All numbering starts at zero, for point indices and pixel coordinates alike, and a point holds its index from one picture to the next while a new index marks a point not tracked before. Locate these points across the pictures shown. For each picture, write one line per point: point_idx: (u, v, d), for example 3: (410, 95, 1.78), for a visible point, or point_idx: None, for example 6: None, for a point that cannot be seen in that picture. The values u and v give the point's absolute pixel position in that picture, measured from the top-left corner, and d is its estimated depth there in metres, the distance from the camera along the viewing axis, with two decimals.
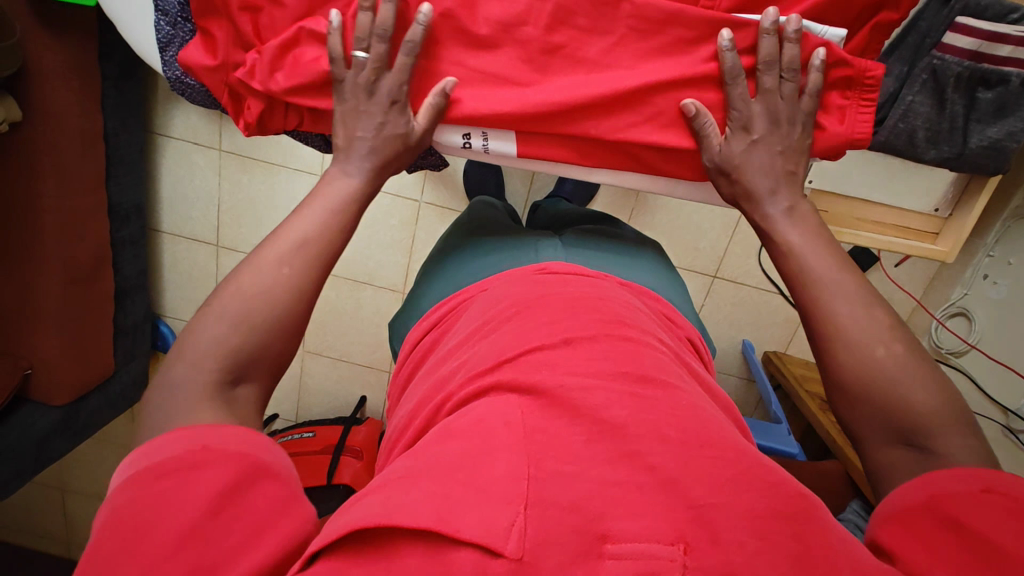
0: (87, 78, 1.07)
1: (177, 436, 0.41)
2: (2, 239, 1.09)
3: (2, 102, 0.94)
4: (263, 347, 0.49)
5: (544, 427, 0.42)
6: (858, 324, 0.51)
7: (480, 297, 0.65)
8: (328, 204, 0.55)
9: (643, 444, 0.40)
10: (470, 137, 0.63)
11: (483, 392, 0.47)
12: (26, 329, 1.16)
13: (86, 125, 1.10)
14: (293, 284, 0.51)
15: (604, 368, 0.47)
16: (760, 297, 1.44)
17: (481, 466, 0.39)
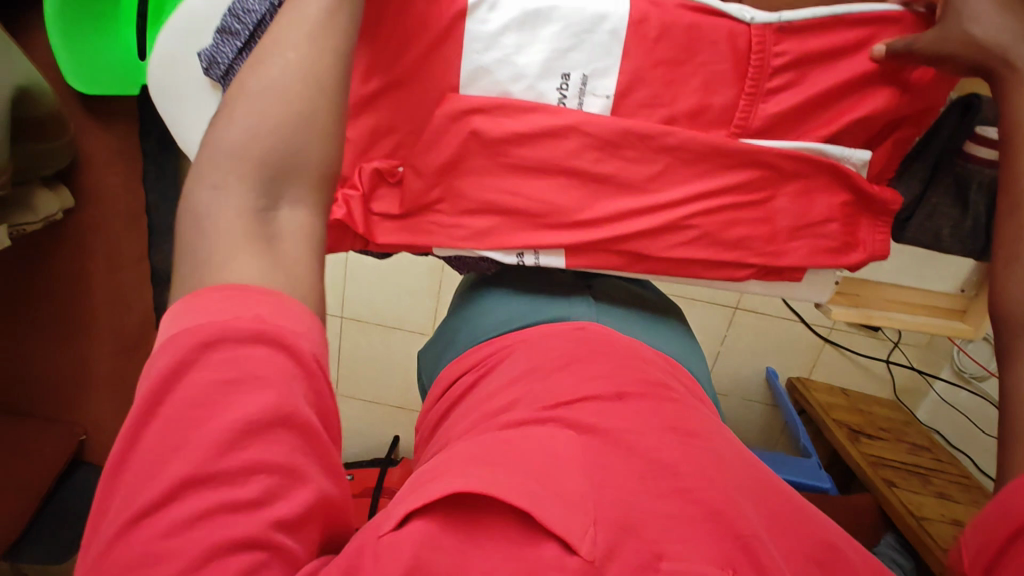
0: (129, 159, 1.12)
1: (220, 294, 0.36)
2: (55, 318, 1.13)
3: (56, 193, 1.00)
4: (295, 145, 0.41)
5: (601, 461, 0.45)
6: None
7: (520, 346, 0.64)
8: (312, 20, 0.43)
9: (692, 480, 0.44)
10: (523, 255, 0.60)
11: (541, 421, 0.49)
12: (81, 398, 1.21)
13: (130, 202, 1.15)
14: (308, 68, 0.42)
15: (651, 422, 0.49)
16: (782, 325, 1.48)
17: (553, 478, 0.42)
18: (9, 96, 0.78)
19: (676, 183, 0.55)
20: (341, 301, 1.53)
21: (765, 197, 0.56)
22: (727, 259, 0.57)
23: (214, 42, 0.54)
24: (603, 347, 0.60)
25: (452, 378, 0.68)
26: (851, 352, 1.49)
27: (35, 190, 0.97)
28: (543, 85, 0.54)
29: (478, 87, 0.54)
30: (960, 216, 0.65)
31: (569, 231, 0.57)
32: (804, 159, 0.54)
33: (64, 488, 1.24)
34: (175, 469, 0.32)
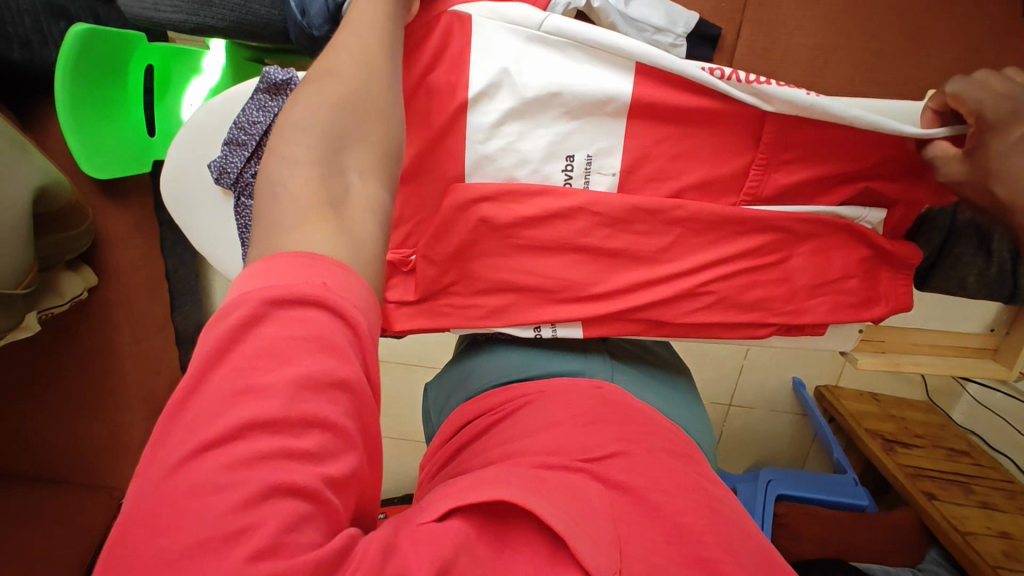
0: (147, 231, 1.15)
1: (297, 260, 0.33)
2: (87, 390, 1.16)
3: (79, 273, 1.04)
4: (357, 127, 0.39)
5: (629, 521, 0.45)
6: None
7: (541, 397, 0.63)
8: (380, 21, 0.45)
9: (716, 549, 0.43)
10: (540, 329, 0.60)
11: (577, 469, 0.50)
12: (117, 464, 1.24)
13: (150, 271, 1.18)
14: (368, 60, 0.42)
15: (678, 479, 0.49)
16: None
17: (587, 518, 0.43)
18: (30, 197, 0.80)
19: (689, 252, 0.57)
20: None
21: (780, 258, 0.57)
22: (744, 320, 0.58)
23: (221, 153, 0.56)
24: (620, 405, 0.59)
25: (463, 420, 0.67)
26: None
27: (60, 273, 1.00)
28: (551, 166, 0.56)
29: (486, 174, 0.56)
30: (983, 264, 0.60)
31: (587, 305, 0.58)
32: (816, 220, 0.56)
33: None
34: (247, 411, 0.29)
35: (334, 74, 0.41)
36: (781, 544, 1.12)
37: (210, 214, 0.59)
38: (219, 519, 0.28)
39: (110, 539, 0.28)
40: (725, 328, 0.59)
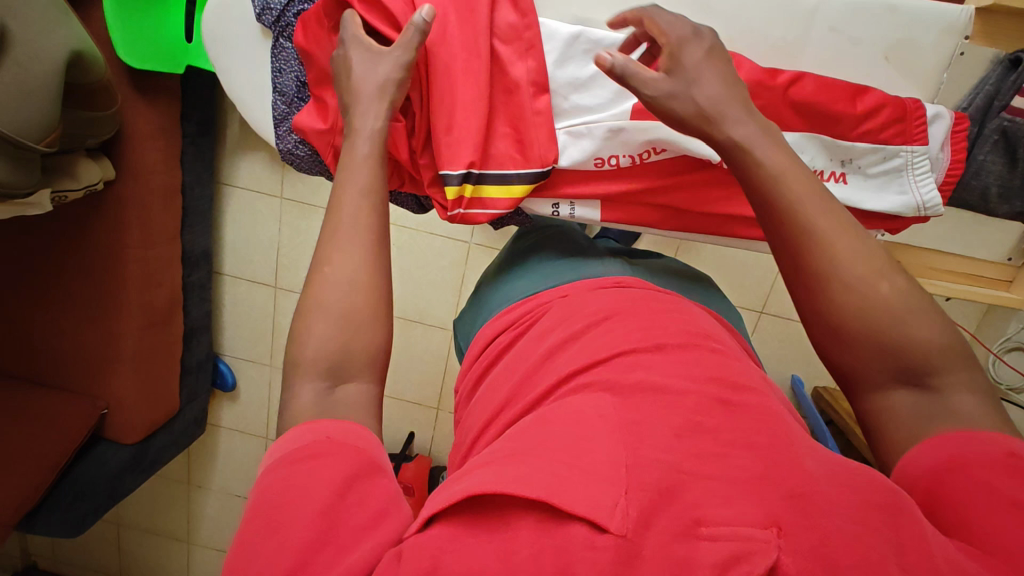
0: (171, 137, 1.16)
1: (303, 430, 0.43)
2: (87, 289, 1.15)
3: (98, 161, 1.04)
4: (345, 347, 0.45)
5: (634, 418, 0.41)
6: (853, 265, 0.44)
7: (558, 304, 0.62)
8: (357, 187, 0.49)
9: (732, 444, 0.39)
10: (558, 206, 0.60)
11: (576, 391, 0.47)
12: (105, 371, 1.22)
13: (169, 180, 1.19)
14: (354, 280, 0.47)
15: (691, 374, 0.46)
16: (808, 331, 1.44)
17: (580, 447, 0.40)
18: (65, 58, 0.80)
19: None
20: None
21: None
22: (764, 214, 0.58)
23: None
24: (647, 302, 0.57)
25: (490, 333, 0.68)
26: None
27: (81, 159, 1.01)
28: (581, 54, 0.57)
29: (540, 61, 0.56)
30: (1006, 171, 0.66)
31: (611, 182, 0.58)
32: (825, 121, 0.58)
33: (82, 462, 1.26)
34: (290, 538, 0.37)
35: (339, 250, 0.47)
36: None
37: (247, 54, 0.62)
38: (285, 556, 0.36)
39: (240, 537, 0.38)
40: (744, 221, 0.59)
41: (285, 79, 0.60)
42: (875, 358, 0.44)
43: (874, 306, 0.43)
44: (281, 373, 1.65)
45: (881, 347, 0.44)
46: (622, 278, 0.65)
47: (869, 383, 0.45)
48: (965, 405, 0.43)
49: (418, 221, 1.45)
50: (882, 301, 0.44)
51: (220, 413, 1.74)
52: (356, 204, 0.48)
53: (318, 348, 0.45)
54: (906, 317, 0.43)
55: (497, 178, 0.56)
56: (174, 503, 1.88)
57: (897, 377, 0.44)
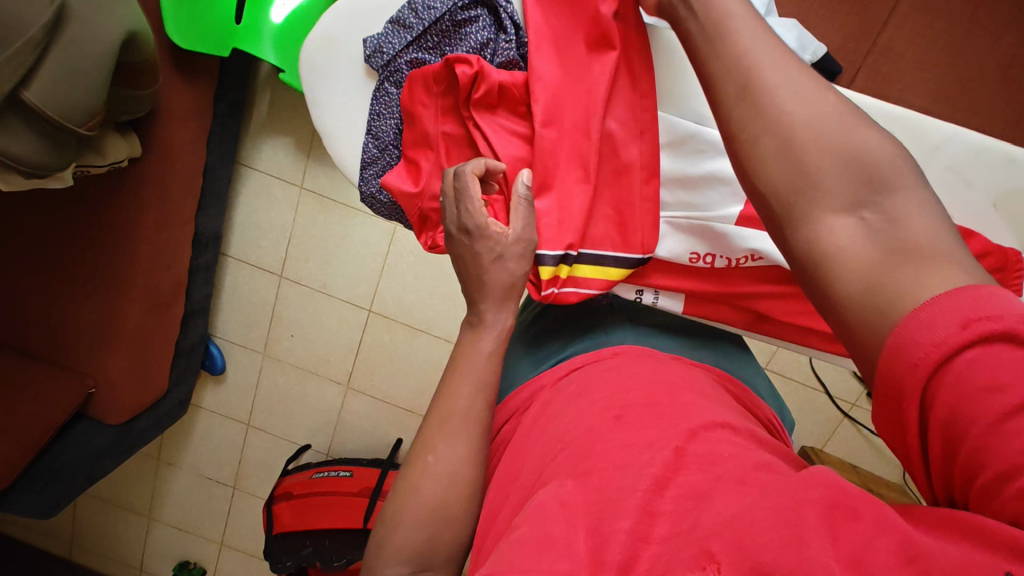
0: (202, 118, 1.10)
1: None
2: (91, 264, 1.09)
3: (126, 138, 0.97)
4: (432, 541, 0.47)
5: (600, 496, 0.38)
6: (793, 95, 0.41)
7: (555, 388, 0.54)
8: (477, 373, 0.51)
9: (679, 505, 0.36)
10: (641, 293, 0.60)
11: (542, 481, 0.42)
12: (99, 349, 1.16)
13: (194, 161, 1.13)
14: (453, 472, 0.48)
15: (642, 436, 0.41)
16: (805, 393, 1.48)
17: (547, 545, 0.36)
18: (121, 40, 0.74)
19: None
20: (371, 295, 1.50)
21: None
22: None
23: (382, 31, 0.60)
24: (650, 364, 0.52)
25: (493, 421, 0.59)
26: (868, 430, 1.49)
27: (109, 134, 0.94)
28: (695, 151, 0.58)
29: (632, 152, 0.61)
30: None
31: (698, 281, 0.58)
32: None
33: (62, 441, 1.18)
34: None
35: (441, 441, 0.49)
36: None
37: (338, 87, 0.62)
38: None
39: None
40: (824, 337, 0.58)
41: (382, 124, 0.61)
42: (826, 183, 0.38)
43: (819, 138, 0.39)
44: (273, 362, 1.60)
45: (844, 168, 0.38)
46: (620, 348, 0.56)
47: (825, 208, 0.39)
48: (918, 231, 0.36)
49: None
50: (834, 123, 0.40)
51: (204, 394, 1.68)
52: (460, 394, 0.50)
53: (406, 542, 0.46)
54: (858, 134, 0.39)
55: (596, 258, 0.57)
56: (141, 478, 1.81)
57: (857, 201, 0.38)
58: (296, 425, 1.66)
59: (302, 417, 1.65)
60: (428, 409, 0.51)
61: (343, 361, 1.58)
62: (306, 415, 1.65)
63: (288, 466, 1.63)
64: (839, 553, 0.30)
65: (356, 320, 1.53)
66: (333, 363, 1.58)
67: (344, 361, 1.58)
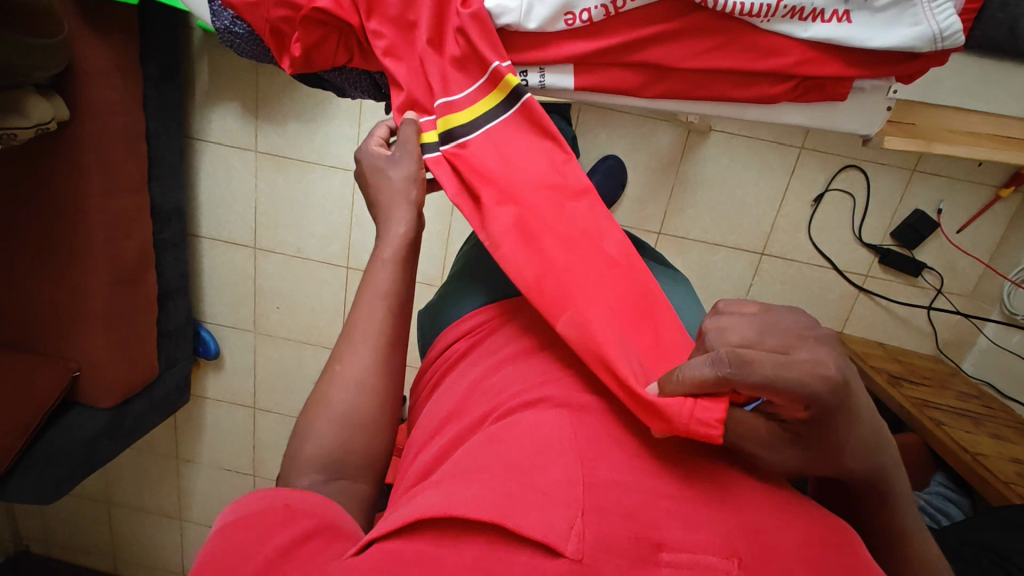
0: (129, 78, 1.09)
1: (265, 496, 0.44)
2: (49, 241, 1.10)
3: (49, 99, 0.97)
4: (344, 446, 0.52)
5: (595, 438, 0.42)
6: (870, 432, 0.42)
7: (517, 317, 0.60)
8: (381, 290, 0.56)
9: (686, 472, 0.40)
10: (526, 73, 0.59)
11: (526, 406, 0.46)
12: (74, 331, 1.16)
13: (130, 125, 1.11)
14: (367, 385, 0.54)
15: (641, 401, 0.47)
16: (812, 272, 1.37)
17: (540, 466, 0.39)
18: None
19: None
20: (346, 251, 1.48)
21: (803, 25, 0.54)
22: (761, 67, 0.55)
23: None
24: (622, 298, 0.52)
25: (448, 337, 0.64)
26: (887, 301, 1.37)
27: (29, 94, 0.94)
28: None
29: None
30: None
31: (579, 41, 0.56)
32: None
33: (55, 427, 1.20)
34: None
35: (351, 353, 0.55)
36: None
37: None
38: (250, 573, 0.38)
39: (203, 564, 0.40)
40: (737, 78, 0.57)
41: None
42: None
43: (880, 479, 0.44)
44: (265, 338, 1.59)
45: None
46: None
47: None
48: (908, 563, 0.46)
49: None
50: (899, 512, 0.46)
51: (206, 383, 1.68)
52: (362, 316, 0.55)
53: (321, 447, 0.52)
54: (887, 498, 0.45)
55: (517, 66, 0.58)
56: (163, 478, 1.83)
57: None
58: (300, 400, 1.65)
59: (305, 389, 1.64)
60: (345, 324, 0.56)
61: (332, 326, 1.56)
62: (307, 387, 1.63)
63: None
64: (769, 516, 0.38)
65: (336, 280, 1.51)
66: (323, 329, 1.56)
67: (333, 324, 1.55)
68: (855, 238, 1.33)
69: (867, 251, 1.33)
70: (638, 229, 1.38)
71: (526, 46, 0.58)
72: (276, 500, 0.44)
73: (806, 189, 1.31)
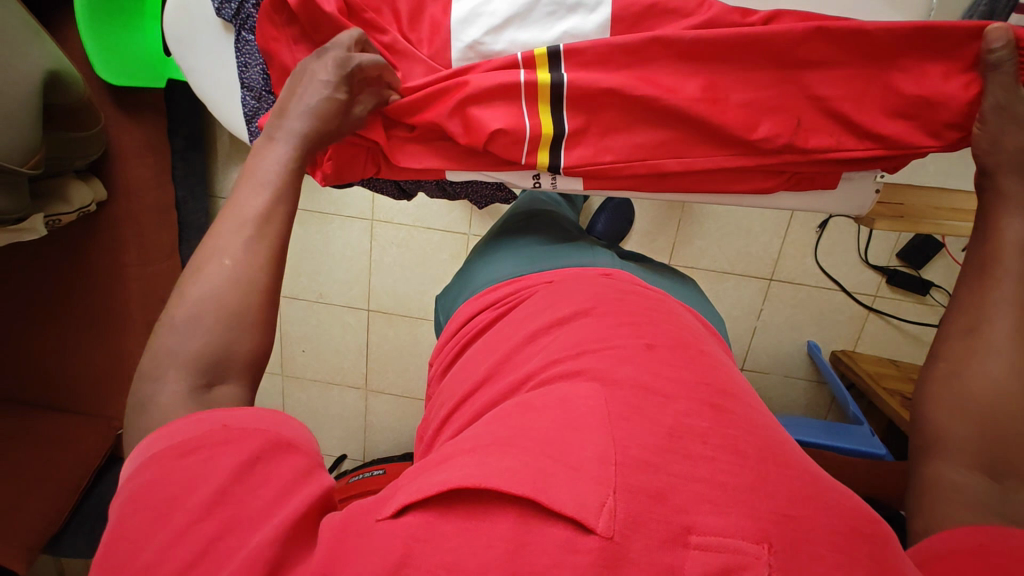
0: (159, 154, 1.16)
1: (194, 419, 0.40)
2: (90, 311, 1.16)
3: (89, 182, 1.06)
4: (229, 344, 0.44)
5: (632, 409, 0.38)
6: (1004, 339, 0.50)
7: (544, 292, 0.58)
8: (264, 180, 0.50)
9: (719, 449, 0.36)
10: (539, 179, 0.63)
11: (561, 378, 0.43)
12: (117, 391, 1.23)
13: (162, 197, 1.18)
14: (239, 273, 0.46)
15: (685, 374, 0.42)
16: (821, 296, 1.40)
17: (570, 441, 0.36)
18: (42, 79, 0.82)
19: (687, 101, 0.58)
20: (366, 294, 1.54)
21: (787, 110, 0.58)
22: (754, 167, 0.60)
23: None
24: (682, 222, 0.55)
25: (480, 309, 0.63)
26: (896, 319, 1.40)
27: (72, 182, 1.02)
28: (541, 17, 0.57)
29: (453, 47, 0.59)
30: None
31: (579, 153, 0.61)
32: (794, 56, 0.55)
33: (103, 481, 1.27)
34: (175, 522, 0.34)
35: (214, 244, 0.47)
36: None
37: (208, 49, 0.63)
38: (192, 524, 0.34)
39: (120, 509, 0.36)
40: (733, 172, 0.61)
41: (252, 74, 0.61)
42: (978, 434, 0.47)
43: (982, 398, 0.48)
44: (293, 381, 1.65)
45: (990, 441, 0.47)
46: (611, 270, 0.62)
47: (952, 462, 0.47)
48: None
49: (417, 214, 1.45)
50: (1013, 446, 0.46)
51: None
52: (250, 198, 0.49)
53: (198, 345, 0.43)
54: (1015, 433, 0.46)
55: (558, 147, 0.58)
56: None
57: (979, 463, 0.46)
58: (329, 437, 1.71)
59: (333, 427, 1.70)
60: (220, 213, 0.49)
61: (357, 366, 1.61)
62: (335, 424, 1.69)
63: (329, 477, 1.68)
64: (803, 497, 0.34)
65: (358, 322, 1.57)
66: (348, 370, 1.62)
67: (358, 365, 1.61)
68: (861, 261, 1.36)
69: (873, 272, 1.36)
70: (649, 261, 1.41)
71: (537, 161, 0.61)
72: (212, 416, 0.40)
73: (810, 217, 1.34)
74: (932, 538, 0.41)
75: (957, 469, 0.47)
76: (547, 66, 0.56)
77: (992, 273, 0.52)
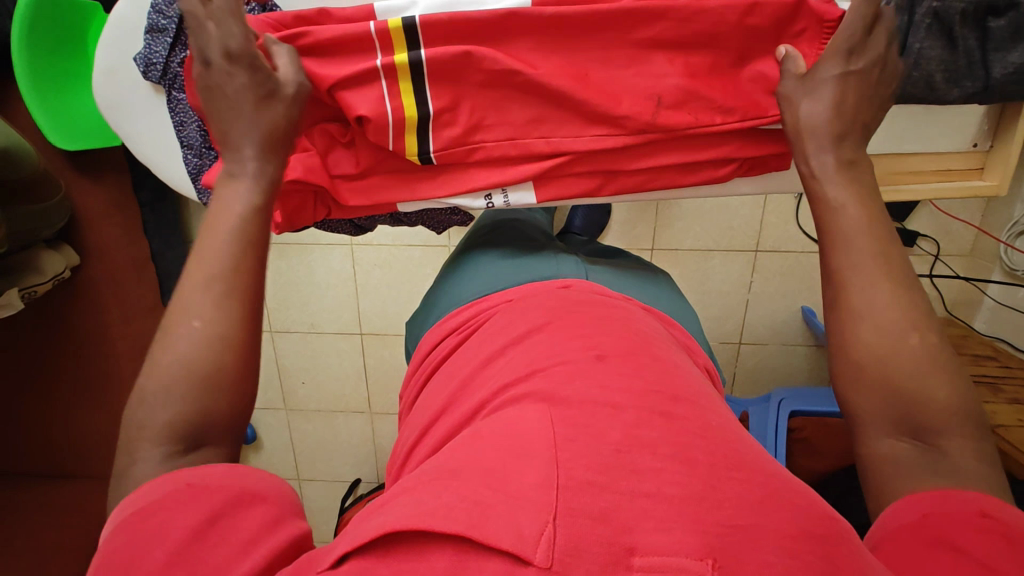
0: (125, 211, 1.16)
1: (161, 480, 0.39)
2: (78, 374, 1.17)
3: (59, 250, 1.06)
4: (206, 408, 0.42)
5: (577, 427, 0.38)
6: (879, 292, 0.45)
7: (505, 310, 0.57)
8: (225, 221, 0.47)
9: (666, 459, 0.36)
10: (491, 198, 0.63)
11: (512, 402, 0.43)
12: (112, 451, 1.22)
13: (135, 253, 1.18)
14: (211, 332, 0.44)
15: (634, 384, 0.42)
16: (808, 260, 1.39)
17: (513, 469, 0.36)
18: None
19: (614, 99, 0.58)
20: (357, 319, 1.53)
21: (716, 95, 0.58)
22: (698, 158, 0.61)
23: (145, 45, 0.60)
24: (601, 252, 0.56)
25: (441, 338, 0.63)
26: None
27: (42, 252, 1.01)
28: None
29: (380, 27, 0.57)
30: (948, 55, 0.64)
31: (521, 164, 0.60)
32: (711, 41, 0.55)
33: None
34: None
35: (179, 300, 0.45)
36: (798, 462, 1.13)
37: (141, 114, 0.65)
38: None
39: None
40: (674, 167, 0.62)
41: (190, 132, 0.63)
42: (883, 401, 0.43)
43: (877, 364, 0.44)
44: (297, 414, 1.66)
45: (894, 400, 0.43)
46: (569, 281, 0.61)
47: (868, 431, 0.44)
48: (962, 453, 0.41)
49: (394, 233, 1.45)
50: (920, 401, 0.42)
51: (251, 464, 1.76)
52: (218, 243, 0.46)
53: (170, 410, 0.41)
54: (928, 386, 0.42)
55: (424, 129, 0.58)
56: None
57: (900, 429, 0.43)
58: (341, 464, 1.71)
59: (344, 454, 1.70)
60: (186, 266, 0.46)
61: (358, 391, 1.61)
62: (345, 450, 1.69)
63: (345, 503, 1.68)
64: (752, 504, 0.34)
65: (353, 347, 1.56)
66: (350, 395, 1.62)
67: (359, 389, 1.61)
68: None
69: None
70: (631, 249, 1.40)
71: (484, 180, 0.61)
72: (177, 476, 0.39)
73: None
74: (886, 512, 0.40)
75: (881, 444, 0.43)
76: (405, 44, 0.56)
77: (836, 230, 0.48)
